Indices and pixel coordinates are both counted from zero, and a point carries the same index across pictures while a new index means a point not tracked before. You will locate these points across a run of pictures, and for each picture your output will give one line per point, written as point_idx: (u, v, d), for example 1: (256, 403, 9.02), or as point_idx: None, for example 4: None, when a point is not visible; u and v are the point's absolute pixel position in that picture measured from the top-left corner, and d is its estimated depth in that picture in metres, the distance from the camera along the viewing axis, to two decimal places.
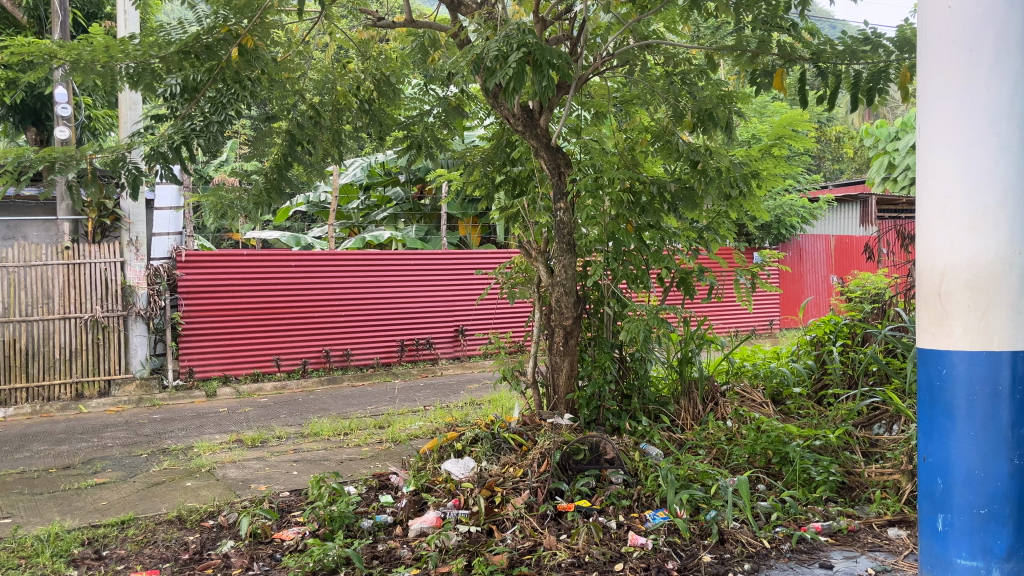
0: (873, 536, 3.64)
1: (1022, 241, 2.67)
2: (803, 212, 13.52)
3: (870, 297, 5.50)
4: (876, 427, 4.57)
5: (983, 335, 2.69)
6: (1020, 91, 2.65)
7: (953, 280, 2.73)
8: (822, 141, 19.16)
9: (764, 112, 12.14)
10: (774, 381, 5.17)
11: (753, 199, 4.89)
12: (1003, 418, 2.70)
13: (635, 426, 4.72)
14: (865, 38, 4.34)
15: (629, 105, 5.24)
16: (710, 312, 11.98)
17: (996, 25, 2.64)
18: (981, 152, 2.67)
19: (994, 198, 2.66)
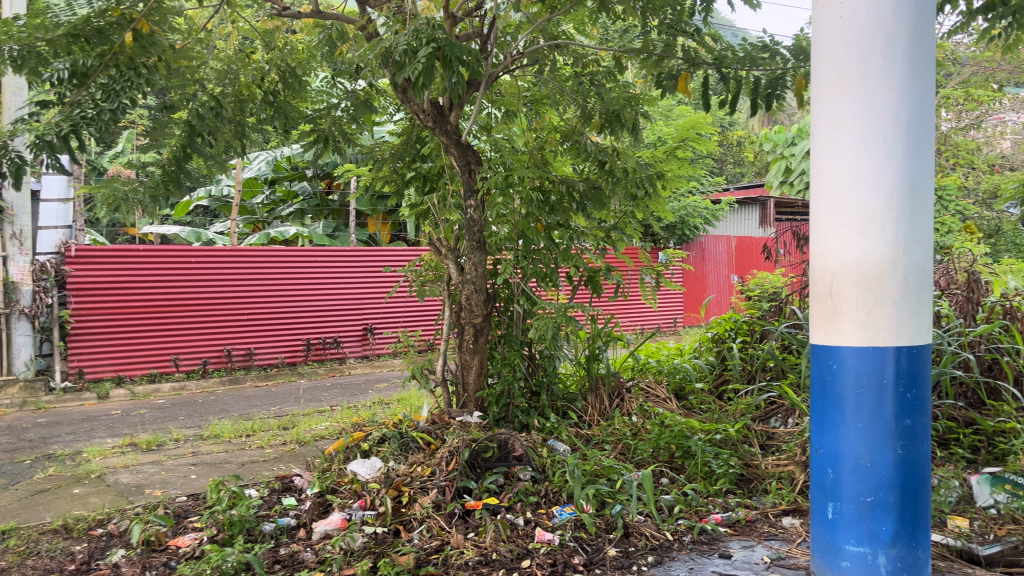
0: (769, 525, 3.78)
1: (906, 242, 2.94)
2: (707, 214, 13.93)
3: (769, 295, 5.69)
4: (773, 420, 4.75)
5: (870, 331, 2.97)
6: (905, 101, 2.92)
7: (843, 279, 3.02)
8: (725, 144, 19.83)
9: (669, 115, 12.47)
10: (677, 377, 5.30)
11: (658, 200, 5.02)
12: (888, 411, 2.96)
13: (543, 422, 4.73)
14: (764, 45, 4.50)
15: (538, 104, 5.27)
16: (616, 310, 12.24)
17: (884, 37, 2.91)
18: (869, 158, 2.95)
19: (880, 201, 2.94)
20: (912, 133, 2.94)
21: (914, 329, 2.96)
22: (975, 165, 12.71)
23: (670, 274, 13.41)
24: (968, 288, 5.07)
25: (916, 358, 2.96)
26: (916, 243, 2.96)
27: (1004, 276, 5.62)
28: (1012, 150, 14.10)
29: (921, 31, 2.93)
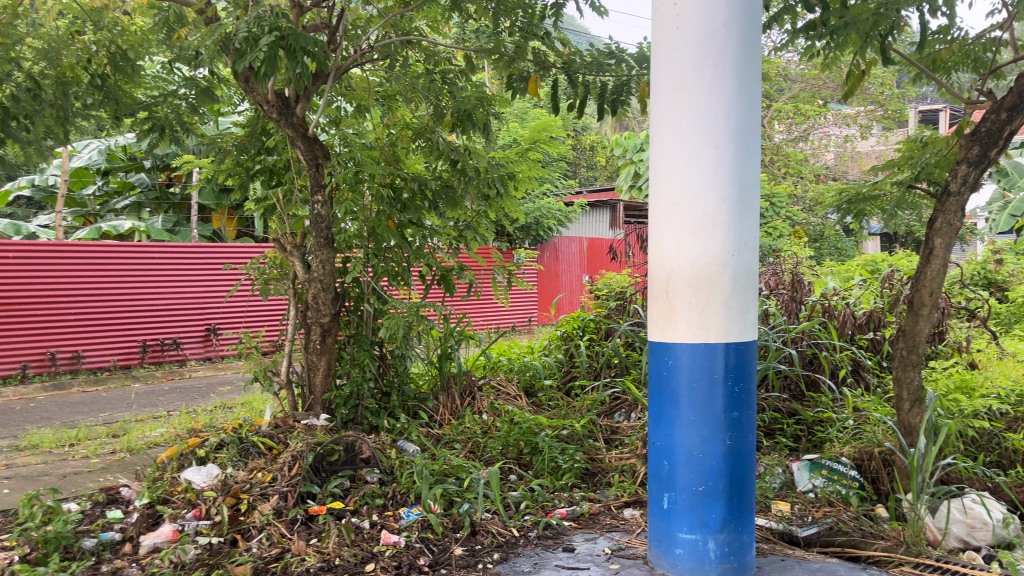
0: (611, 517, 3.90)
1: (734, 245, 3.12)
2: (560, 215, 14.28)
3: (616, 295, 5.88)
4: (617, 416, 4.89)
5: (702, 328, 3.12)
6: (734, 110, 3.09)
7: (678, 278, 3.15)
8: (577, 148, 20.41)
9: (523, 118, 12.69)
10: (527, 374, 5.39)
11: (510, 201, 5.08)
12: (718, 403, 3.12)
13: (393, 423, 4.66)
14: (610, 52, 4.67)
15: (391, 100, 5.20)
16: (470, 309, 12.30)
17: (715, 50, 3.07)
18: (701, 163, 3.10)
19: (711, 204, 3.09)
20: (740, 141, 3.11)
21: (741, 326, 3.15)
22: (803, 175, 13.77)
23: (524, 274, 13.64)
24: (791, 288, 5.46)
25: (742, 353, 3.14)
26: (743, 245, 3.15)
27: (822, 277, 6.10)
28: (834, 162, 15.36)
29: (749, 45, 3.11)
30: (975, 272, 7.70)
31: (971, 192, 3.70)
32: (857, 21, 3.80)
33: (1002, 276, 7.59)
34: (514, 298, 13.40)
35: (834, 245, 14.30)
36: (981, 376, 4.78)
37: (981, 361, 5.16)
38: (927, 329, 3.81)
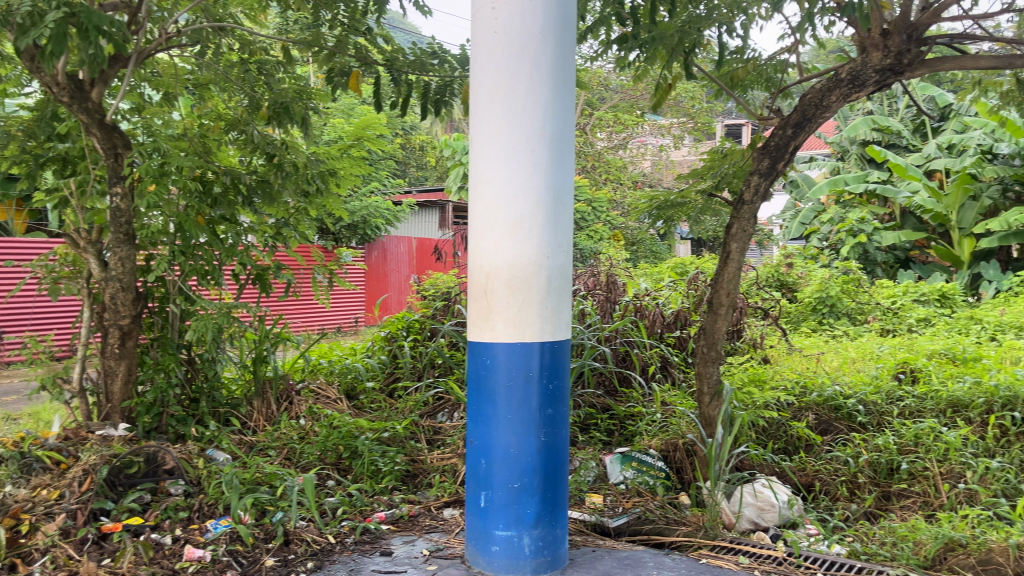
0: (431, 518, 3.89)
1: (550, 247, 3.20)
2: (388, 215, 14.19)
3: (442, 295, 5.88)
4: (440, 415, 4.90)
5: (519, 328, 3.17)
6: (550, 115, 3.17)
7: (496, 279, 3.19)
8: (405, 146, 20.33)
9: (351, 114, 12.44)
10: (348, 377, 5.25)
11: (332, 199, 4.97)
12: (533, 402, 3.19)
13: (201, 431, 4.40)
14: (432, 51, 4.67)
15: (202, 89, 4.91)
16: (290, 310, 11.91)
17: (531, 56, 3.13)
18: (518, 166, 3.15)
19: (528, 207, 3.16)
20: (554, 146, 3.20)
21: (555, 326, 3.23)
22: (622, 181, 14.48)
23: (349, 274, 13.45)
24: (606, 289, 5.70)
25: (557, 352, 3.23)
26: (558, 247, 3.23)
27: (636, 279, 6.41)
28: (650, 170, 16.27)
29: (562, 54, 3.21)
30: (769, 275, 8.40)
31: (762, 202, 4.02)
32: (664, 35, 4.04)
33: (792, 278, 8.32)
34: (337, 299, 13.18)
35: (651, 248, 15.13)
36: (771, 370, 5.20)
37: (772, 356, 5.62)
38: (724, 327, 4.11)
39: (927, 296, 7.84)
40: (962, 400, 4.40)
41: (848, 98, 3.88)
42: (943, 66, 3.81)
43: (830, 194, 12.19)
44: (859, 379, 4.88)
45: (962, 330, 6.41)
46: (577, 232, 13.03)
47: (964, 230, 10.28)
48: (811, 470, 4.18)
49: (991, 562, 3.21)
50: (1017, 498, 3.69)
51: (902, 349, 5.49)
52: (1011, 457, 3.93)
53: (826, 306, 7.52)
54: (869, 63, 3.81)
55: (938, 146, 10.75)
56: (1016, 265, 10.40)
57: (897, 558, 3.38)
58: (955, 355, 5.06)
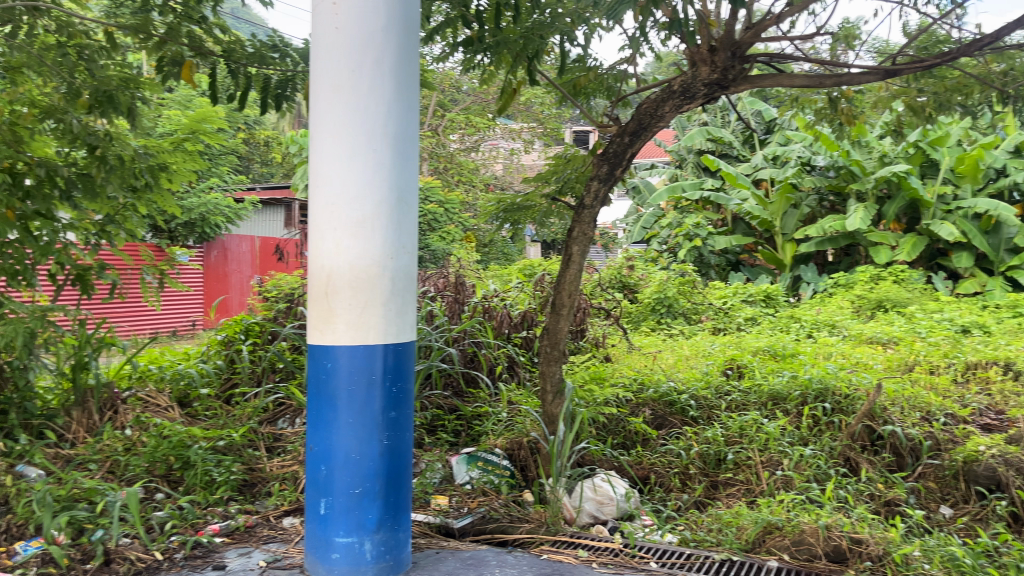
0: (269, 528, 3.76)
1: (393, 248, 3.16)
2: (227, 212, 13.61)
3: (285, 296, 5.71)
4: (281, 422, 4.78)
5: (361, 330, 3.11)
6: (392, 115, 3.13)
7: (337, 280, 3.12)
8: (250, 141, 19.56)
9: (189, 106, 11.84)
10: (181, 383, 4.96)
11: (162, 195, 4.75)
12: (375, 405, 3.13)
13: (10, 446, 4.02)
14: (274, 45, 4.50)
15: (13, 72, 4.41)
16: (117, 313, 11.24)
17: (373, 55, 3.09)
18: (360, 166, 3.09)
19: (370, 207, 3.10)
20: (398, 146, 3.16)
21: (399, 328, 3.20)
22: (473, 183, 14.69)
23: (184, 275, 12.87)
24: (455, 290, 5.73)
25: (400, 354, 3.19)
26: (401, 248, 3.20)
27: (484, 279, 6.48)
28: (502, 173, 16.51)
29: (406, 54, 3.18)
30: (612, 277, 8.74)
31: (601, 207, 4.17)
32: (507, 41, 4.19)
33: (633, 279, 8.70)
34: (171, 300, 12.61)
35: (502, 250, 15.36)
36: (611, 368, 5.41)
37: (614, 354, 5.84)
38: (566, 327, 4.22)
39: (754, 297, 8.42)
40: (781, 393, 4.74)
41: (680, 109, 4.09)
42: (763, 83, 4.07)
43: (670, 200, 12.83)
44: (691, 375, 5.16)
45: (783, 328, 6.93)
46: (429, 233, 13.03)
47: (787, 235, 11.12)
48: (647, 464, 4.39)
49: (803, 542, 3.47)
50: (826, 482, 4.02)
51: (731, 346, 5.86)
52: (822, 444, 4.27)
53: (664, 306, 7.91)
54: (698, 77, 4.04)
55: (765, 158, 11.57)
56: (831, 269, 11.37)
57: (722, 543, 3.60)
58: (776, 351, 5.45)
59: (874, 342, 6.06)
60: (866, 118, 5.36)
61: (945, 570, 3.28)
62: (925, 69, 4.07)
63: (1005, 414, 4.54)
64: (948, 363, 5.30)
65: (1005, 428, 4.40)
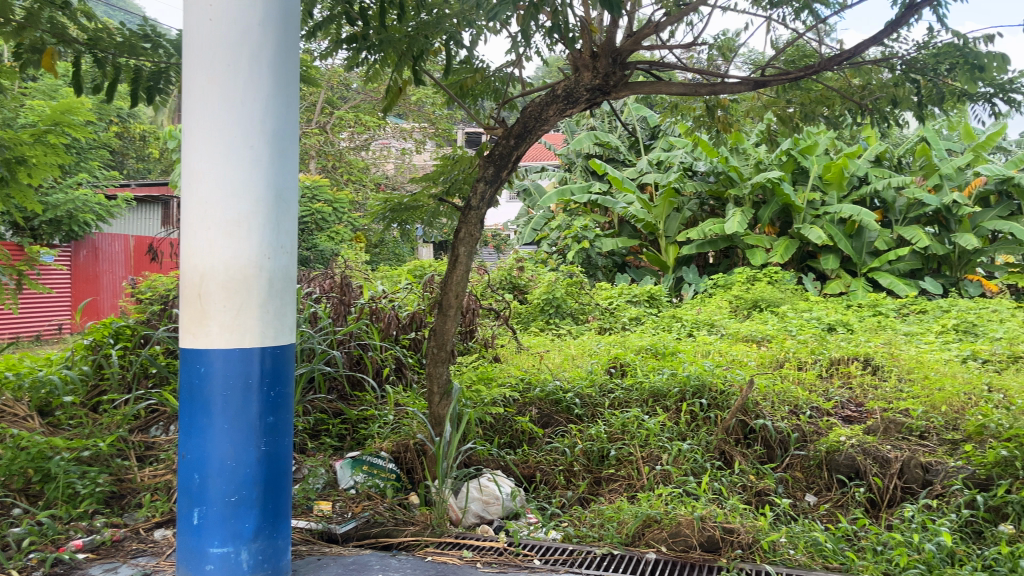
0: (138, 542, 3.58)
1: (271, 247, 3.06)
2: (99, 209, 12.61)
3: (159, 298, 5.50)
4: (153, 430, 4.57)
5: (237, 334, 2.99)
6: (269, 113, 3.02)
7: (211, 280, 2.97)
8: (125, 136, 18.61)
9: (53, 96, 11.19)
10: (42, 391, 4.64)
11: (20, 192, 4.41)
12: (252, 410, 3.02)
13: None
14: (145, 34, 4.25)
15: None
16: None
17: (250, 50, 2.96)
18: (236, 163, 2.96)
19: (246, 206, 2.98)
20: (275, 144, 3.05)
21: (276, 330, 3.09)
22: (364, 182, 15.09)
23: (51, 275, 12.18)
24: (340, 291, 5.61)
25: (278, 358, 3.10)
26: (279, 248, 3.10)
27: (372, 281, 6.41)
28: (395, 173, 16.37)
29: (283, 50, 3.07)
30: (502, 278, 8.83)
31: (488, 208, 4.17)
32: (392, 40, 4.10)
33: (523, 280, 8.82)
34: (36, 303, 11.96)
35: (393, 251, 15.23)
36: (499, 368, 5.44)
37: (502, 355, 5.90)
38: (453, 328, 4.20)
39: (638, 297, 8.67)
40: (661, 390, 4.89)
41: (564, 114, 4.15)
42: (642, 89, 4.18)
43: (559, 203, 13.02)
44: (576, 374, 5.25)
45: (665, 327, 7.17)
46: (317, 233, 12.82)
47: (670, 238, 11.61)
48: (533, 462, 4.45)
49: (679, 534, 3.58)
50: (701, 475, 4.18)
51: (616, 345, 6.00)
52: (698, 439, 4.45)
53: (553, 306, 8.02)
54: (580, 82, 4.12)
55: (650, 163, 11.95)
56: (711, 271, 11.84)
57: (603, 537, 3.68)
58: (657, 350, 5.62)
59: (749, 340, 6.36)
60: (741, 127, 5.61)
61: (808, 554, 3.48)
62: (792, 81, 4.28)
63: (864, 406, 4.85)
64: (814, 359, 5.62)
65: (863, 419, 4.71)
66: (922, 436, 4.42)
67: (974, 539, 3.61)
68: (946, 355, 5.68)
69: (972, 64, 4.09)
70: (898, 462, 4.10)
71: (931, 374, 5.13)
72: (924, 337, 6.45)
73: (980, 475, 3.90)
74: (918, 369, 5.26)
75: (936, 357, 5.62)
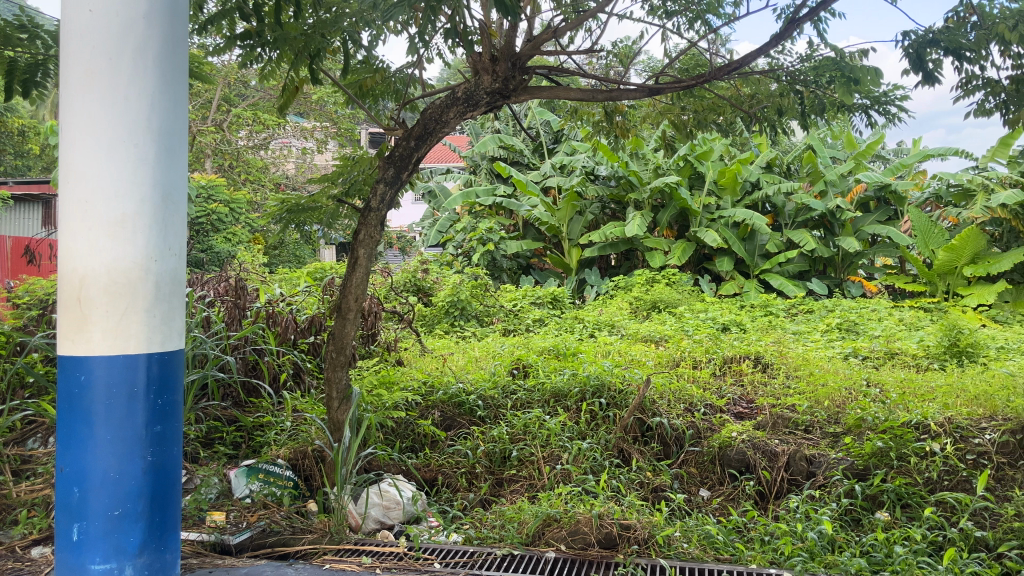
0: (13, 561, 3.38)
1: (159, 250, 2.72)
2: None
3: (38, 304, 5.22)
4: (30, 442, 4.33)
5: (119, 340, 2.64)
6: (159, 107, 2.68)
7: (92, 285, 2.62)
8: (3, 130, 17.53)
9: None
10: None
11: None
12: (137, 419, 2.68)
13: None
14: (21, 24, 4.01)
15: None
16: None
17: (136, 40, 2.61)
18: (118, 161, 2.62)
19: (131, 206, 2.64)
20: (163, 141, 2.70)
21: (164, 335, 2.76)
22: (262, 182, 15.09)
23: None
24: (235, 294, 5.41)
25: (167, 363, 2.76)
26: (167, 250, 2.77)
27: (270, 284, 6.26)
28: (297, 173, 16.03)
29: (173, 41, 2.72)
30: (406, 281, 8.81)
31: (388, 209, 4.12)
32: (288, 38, 3.97)
33: (428, 283, 8.81)
34: None
35: (294, 254, 14.93)
36: (401, 371, 5.39)
37: (405, 358, 5.86)
38: (353, 332, 4.12)
39: (542, 299, 8.79)
40: (562, 390, 4.96)
41: (463, 116, 4.16)
42: (541, 94, 4.24)
43: (464, 205, 13.04)
44: (479, 376, 5.26)
45: (568, 328, 7.28)
46: (214, 234, 12.41)
47: (573, 241, 11.82)
48: (435, 465, 4.44)
49: (578, 532, 3.63)
50: (600, 473, 4.27)
51: (519, 347, 6.05)
52: (598, 438, 4.53)
53: (457, 309, 8.01)
54: (480, 86, 4.13)
55: (554, 167, 12.12)
56: (613, 272, 12.12)
57: (503, 538, 3.69)
58: (559, 350, 5.70)
59: (648, 340, 6.53)
60: (638, 132, 5.75)
61: (701, 547, 3.60)
62: (685, 89, 4.42)
63: (754, 403, 5.05)
64: (709, 358, 5.82)
65: (753, 415, 4.90)
66: (807, 431, 4.64)
67: (852, 526, 3.83)
68: (830, 352, 6.00)
69: (848, 77, 4.24)
70: (785, 455, 4.27)
71: (815, 370, 5.40)
72: (810, 335, 6.78)
73: (858, 465, 4.15)
74: (804, 366, 5.53)
75: (820, 354, 5.92)
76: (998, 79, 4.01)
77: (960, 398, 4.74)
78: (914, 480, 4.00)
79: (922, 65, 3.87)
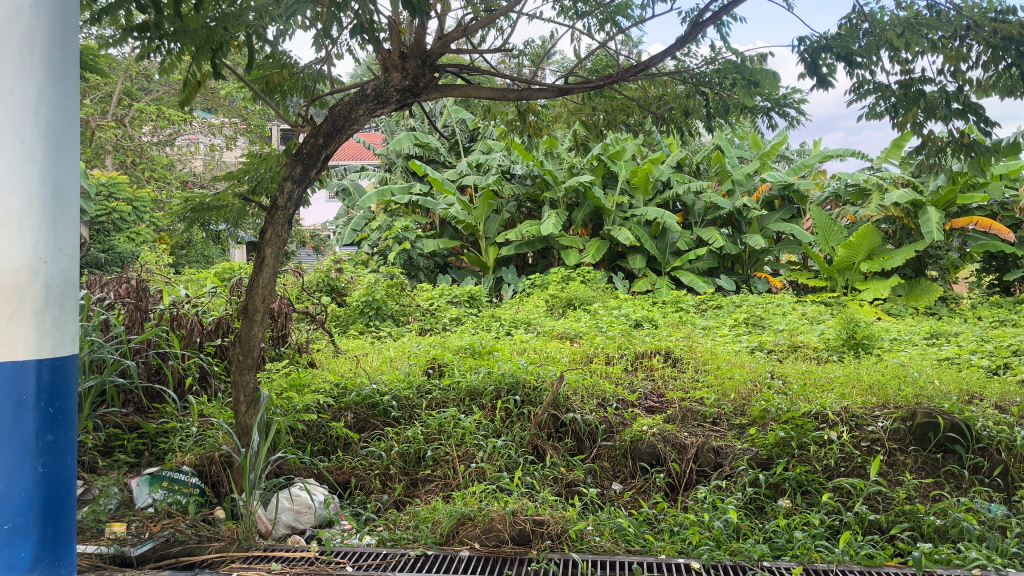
0: None
1: (48, 251, 2.52)
2: None
3: None
4: None
5: (6, 346, 2.44)
6: (47, 102, 2.49)
7: None
8: None
9: None
10: None
11: None
12: (26, 429, 2.49)
13: None
14: None
15: None
16: None
17: (20, 31, 2.41)
18: (2, 157, 2.41)
19: (17, 205, 2.43)
20: (53, 137, 2.51)
21: (57, 340, 2.56)
22: (167, 180, 14.63)
23: None
24: (136, 296, 5.19)
25: (60, 369, 2.57)
26: (58, 251, 2.57)
27: (174, 285, 6.04)
28: (205, 170, 15.55)
29: (61, 32, 2.53)
30: (319, 281, 8.67)
31: (296, 208, 4.02)
32: (188, 30, 3.85)
33: (342, 282, 8.72)
34: None
35: (202, 253, 14.46)
36: (312, 373, 5.30)
37: (317, 360, 5.76)
38: (260, 334, 4.01)
39: (458, 297, 8.77)
40: (477, 389, 4.98)
41: (373, 114, 4.09)
42: (452, 91, 4.21)
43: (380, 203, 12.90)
44: (394, 376, 5.22)
45: (484, 327, 7.29)
46: (115, 233, 12.01)
47: (490, 239, 11.84)
48: (348, 468, 4.40)
49: (491, 529, 3.63)
50: (514, 470, 4.30)
51: (435, 347, 6.01)
52: (512, 435, 4.57)
53: (372, 309, 7.93)
54: (390, 83, 4.08)
55: (471, 165, 12.12)
56: (530, 271, 12.22)
57: (417, 539, 3.67)
58: (474, 349, 5.71)
59: (563, 337, 6.61)
60: (552, 132, 5.81)
61: (612, 540, 3.65)
62: (593, 89, 4.47)
63: (664, 397, 5.17)
64: (621, 353, 5.94)
65: (663, 408, 5.02)
66: (714, 422, 4.78)
67: (756, 514, 3.96)
68: (737, 346, 6.20)
69: (748, 80, 4.42)
70: (694, 447, 4.39)
71: (722, 364, 5.58)
72: (718, 330, 7.00)
73: (762, 455, 4.29)
74: (712, 361, 5.70)
75: (727, 348, 6.13)
76: (888, 83, 4.21)
77: (855, 388, 4.98)
78: (813, 467, 4.18)
79: (817, 70, 4.04)
